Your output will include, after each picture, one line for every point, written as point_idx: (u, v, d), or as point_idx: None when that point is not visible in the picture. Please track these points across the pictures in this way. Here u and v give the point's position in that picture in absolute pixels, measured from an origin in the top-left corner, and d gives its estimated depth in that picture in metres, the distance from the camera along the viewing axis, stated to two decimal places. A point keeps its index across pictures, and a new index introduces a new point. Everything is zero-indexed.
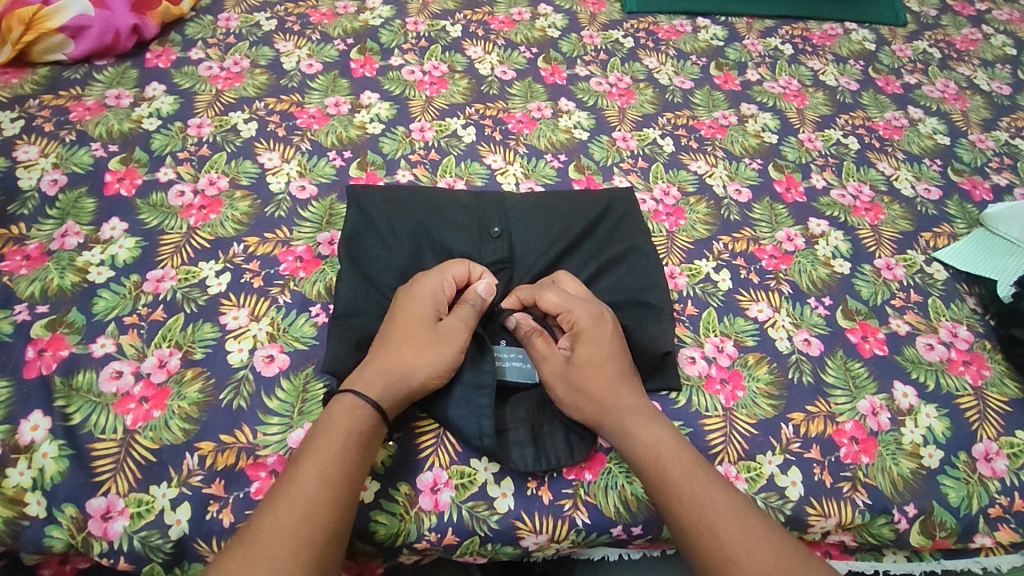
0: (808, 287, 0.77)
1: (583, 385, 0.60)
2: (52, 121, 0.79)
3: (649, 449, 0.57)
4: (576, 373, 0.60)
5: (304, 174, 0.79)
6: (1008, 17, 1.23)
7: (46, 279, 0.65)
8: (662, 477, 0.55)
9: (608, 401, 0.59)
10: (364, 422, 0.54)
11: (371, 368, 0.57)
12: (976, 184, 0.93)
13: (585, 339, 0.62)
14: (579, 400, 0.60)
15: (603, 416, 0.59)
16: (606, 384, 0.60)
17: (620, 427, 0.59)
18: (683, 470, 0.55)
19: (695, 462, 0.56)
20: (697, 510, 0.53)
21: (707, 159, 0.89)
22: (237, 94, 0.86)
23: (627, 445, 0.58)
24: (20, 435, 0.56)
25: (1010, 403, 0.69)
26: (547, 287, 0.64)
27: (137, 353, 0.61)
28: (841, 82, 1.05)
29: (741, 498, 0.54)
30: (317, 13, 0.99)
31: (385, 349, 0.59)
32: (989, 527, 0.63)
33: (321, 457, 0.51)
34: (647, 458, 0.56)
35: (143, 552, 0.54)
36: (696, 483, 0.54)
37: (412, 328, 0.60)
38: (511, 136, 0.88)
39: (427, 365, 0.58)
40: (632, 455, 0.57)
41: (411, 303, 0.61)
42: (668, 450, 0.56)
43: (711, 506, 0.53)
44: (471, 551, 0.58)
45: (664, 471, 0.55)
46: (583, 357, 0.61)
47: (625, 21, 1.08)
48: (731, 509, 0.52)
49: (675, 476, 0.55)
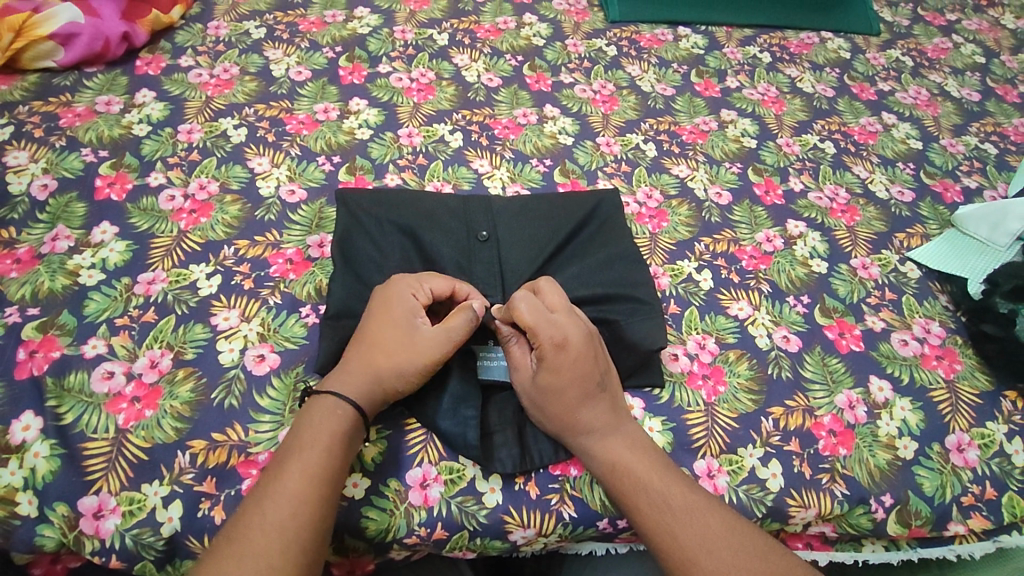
0: (787, 286, 0.79)
1: (546, 404, 0.59)
2: (42, 127, 0.80)
3: (609, 460, 0.58)
4: (539, 395, 0.59)
5: (293, 179, 0.80)
6: (977, 27, 1.28)
7: (37, 282, 0.66)
8: (618, 485, 0.57)
9: (569, 418, 0.59)
10: (341, 428, 0.55)
11: (348, 373, 0.58)
12: (947, 187, 0.96)
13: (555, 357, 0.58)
14: (542, 416, 0.60)
15: (566, 433, 0.59)
16: (567, 406, 0.59)
17: (582, 440, 0.59)
18: (641, 477, 0.57)
19: (652, 466, 0.58)
20: (655, 514, 0.55)
21: (688, 163, 0.92)
22: (227, 100, 0.88)
23: (588, 456, 0.59)
24: (12, 435, 0.56)
25: (981, 396, 0.72)
26: (517, 304, 0.59)
27: (128, 353, 0.62)
28: (818, 89, 1.08)
29: (698, 495, 0.56)
30: (306, 22, 1.00)
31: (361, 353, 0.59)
32: (962, 515, 0.65)
33: (306, 458, 0.52)
34: (606, 468, 0.58)
35: (134, 550, 0.54)
36: (652, 489, 0.56)
37: (388, 329, 0.60)
38: (498, 141, 0.90)
39: (402, 364, 0.58)
40: (591, 467, 0.59)
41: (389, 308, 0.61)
42: (628, 459, 0.58)
43: (665, 513, 0.55)
44: (459, 546, 0.59)
45: (623, 479, 0.57)
46: (545, 381, 0.59)
47: (608, 30, 1.11)
48: (687, 510, 0.55)
49: (633, 486, 0.57)
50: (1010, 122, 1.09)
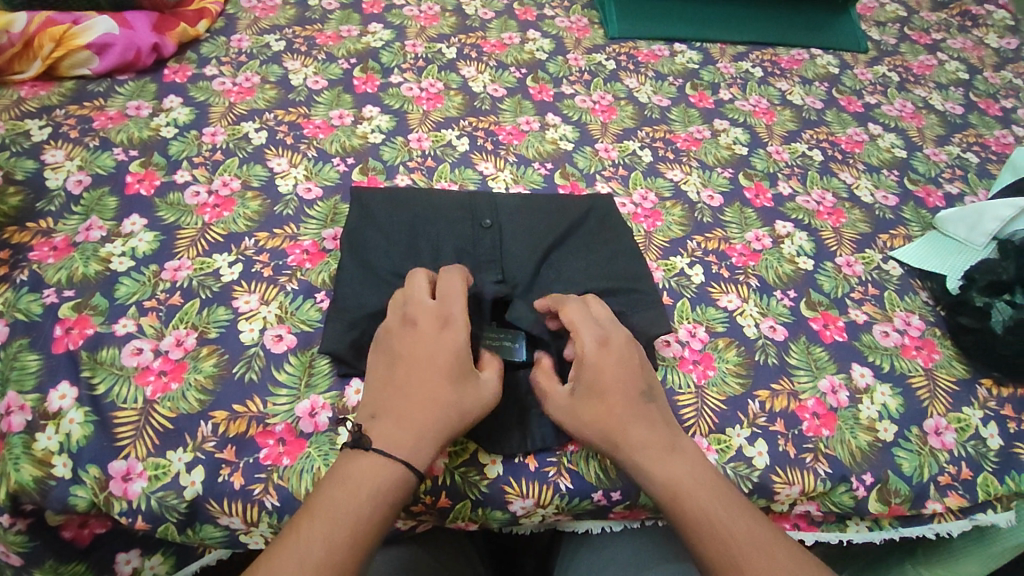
0: (775, 281, 0.84)
1: (589, 413, 0.60)
2: (77, 128, 0.86)
3: (667, 483, 0.58)
4: (581, 399, 0.61)
5: (310, 178, 0.86)
6: (961, 45, 1.33)
7: (72, 267, 0.71)
8: (680, 512, 0.56)
9: (618, 437, 0.59)
10: (392, 475, 0.54)
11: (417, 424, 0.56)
12: (930, 193, 1.01)
13: (583, 375, 0.61)
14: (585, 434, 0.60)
15: (611, 446, 0.59)
16: (613, 414, 0.60)
17: (636, 462, 0.59)
18: (702, 505, 0.56)
19: (716, 496, 0.57)
20: (721, 548, 0.54)
21: (682, 168, 0.97)
22: (248, 106, 0.94)
23: (644, 478, 0.59)
24: (49, 403, 0.61)
25: (957, 383, 0.76)
26: (568, 303, 0.65)
27: (155, 332, 0.67)
28: (807, 101, 1.14)
29: (764, 529, 0.56)
30: (323, 36, 1.07)
31: (414, 401, 0.57)
32: (939, 493, 0.69)
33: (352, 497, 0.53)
34: (666, 491, 0.57)
35: (159, 512, 0.58)
36: (715, 519, 0.55)
37: (436, 370, 0.58)
38: (502, 146, 0.95)
39: (468, 405, 0.58)
40: (650, 490, 0.58)
41: (421, 344, 0.60)
42: (687, 485, 0.57)
43: (728, 544, 0.54)
44: (462, 516, 0.63)
45: (683, 506, 0.56)
46: (587, 385, 0.61)
47: (608, 46, 1.17)
48: (755, 547, 0.54)
49: (694, 512, 0.56)
50: (992, 133, 1.14)
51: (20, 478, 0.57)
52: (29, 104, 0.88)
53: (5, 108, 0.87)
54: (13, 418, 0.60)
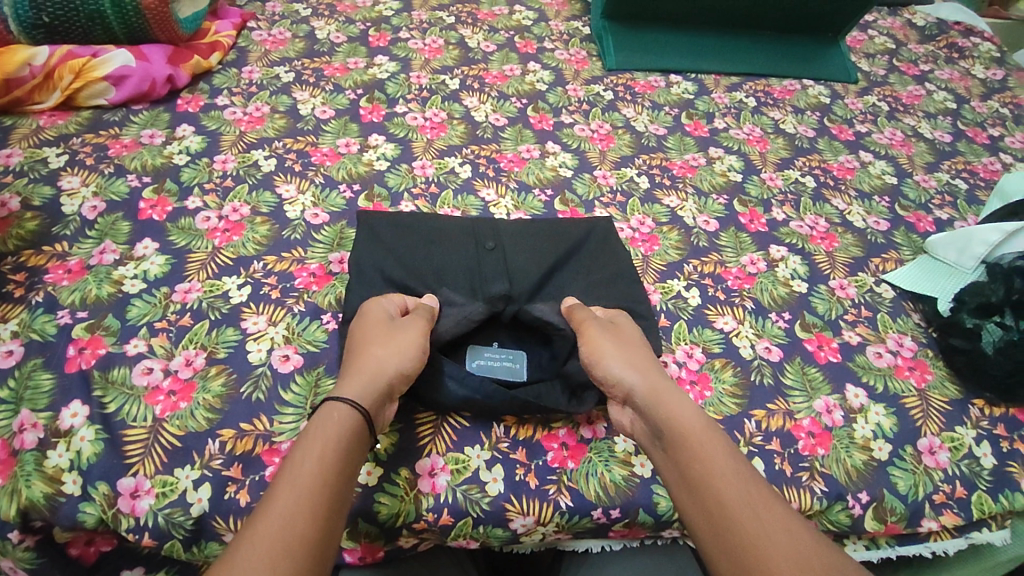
0: (769, 303, 0.85)
1: (630, 352, 0.66)
2: (93, 156, 0.89)
3: (685, 422, 0.58)
4: (622, 343, 0.67)
5: (317, 204, 0.88)
6: (948, 76, 1.38)
7: (86, 289, 0.73)
8: (699, 447, 0.56)
9: (649, 375, 0.63)
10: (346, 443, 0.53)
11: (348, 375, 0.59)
12: (921, 218, 1.03)
13: (618, 328, 0.70)
14: (612, 360, 0.64)
15: (647, 380, 0.63)
16: (648, 361, 0.66)
17: (659, 396, 0.61)
18: (723, 452, 0.56)
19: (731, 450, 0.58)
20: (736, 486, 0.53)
21: (678, 195, 1.00)
22: (258, 135, 0.97)
23: (662, 416, 0.60)
24: (61, 421, 0.62)
25: (950, 403, 0.78)
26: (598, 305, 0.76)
27: (166, 353, 0.69)
28: (799, 130, 1.17)
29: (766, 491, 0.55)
30: (331, 68, 1.11)
31: (357, 359, 0.62)
32: (935, 513, 0.70)
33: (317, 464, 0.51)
34: (688, 431, 0.58)
35: (165, 529, 0.59)
36: (731, 469, 0.55)
37: (370, 336, 0.64)
38: (503, 173, 0.98)
39: (399, 352, 0.62)
40: (673, 422, 0.59)
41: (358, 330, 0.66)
42: (707, 433, 0.57)
43: (741, 493, 0.52)
44: (464, 534, 0.64)
45: (703, 448, 0.56)
46: (626, 338, 0.68)
47: (606, 77, 1.21)
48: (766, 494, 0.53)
49: (710, 457, 0.55)
50: (980, 161, 1.17)
51: (31, 494, 0.59)
52: (48, 133, 0.91)
53: (24, 136, 0.90)
54: (26, 435, 0.61)
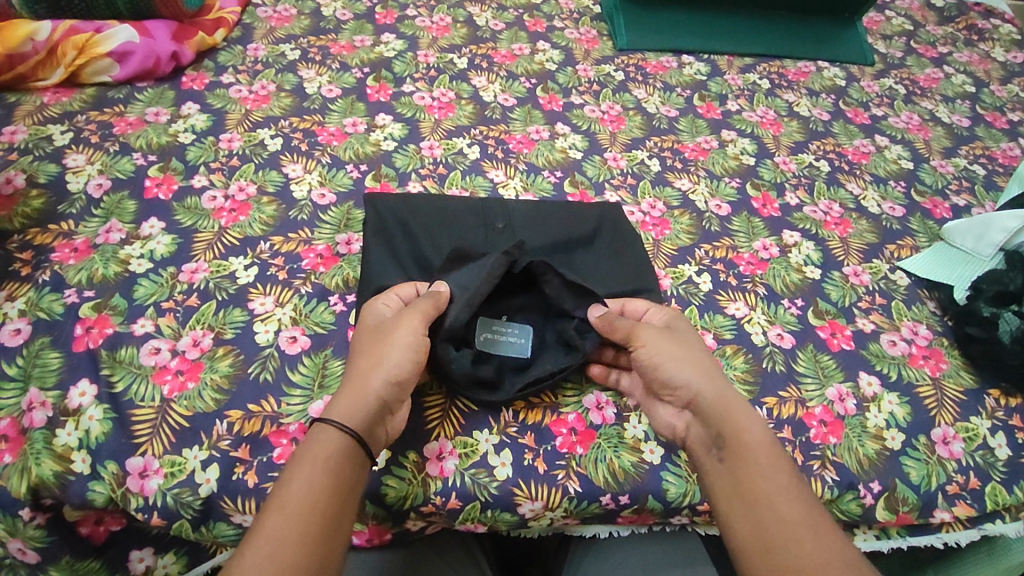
0: (782, 289, 0.84)
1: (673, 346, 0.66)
2: (98, 133, 0.88)
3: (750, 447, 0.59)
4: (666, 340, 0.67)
5: (324, 184, 0.87)
6: (967, 59, 1.34)
7: (92, 268, 0.73)
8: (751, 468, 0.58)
9: (710, 384, 0.64)
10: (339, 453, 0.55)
11: (343, 394, 0.59)
12: (937, 205, 1.01)
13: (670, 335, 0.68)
14: (676, 367, 0.64)
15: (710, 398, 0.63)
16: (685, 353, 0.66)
17: (726, 410, 0.62)
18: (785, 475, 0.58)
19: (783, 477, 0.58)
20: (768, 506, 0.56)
21: (690, 178, 0.98)
22: (264, 113, 0.95)
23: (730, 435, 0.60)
24: (69, 400, 0.62)
25: (964, 392, 0.77)
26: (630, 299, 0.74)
27: (173, 333, 0.68)
28: (814, 113, 1.15)
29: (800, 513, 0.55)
30: (337, 46, 1.09)
31: (352, 369, 0.62)
32: (947, 502, 0.70)
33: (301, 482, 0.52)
34: (752, 451, 0.59)
35: (174, 508, 0.59)
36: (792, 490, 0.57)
37: (366, 344, 0.63)
38: (512, 154, 0.97)
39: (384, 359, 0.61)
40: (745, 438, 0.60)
41: (358, 337, 0.65)
42: (770, 453, 0.59)
43: (794, 516, 0.55)
44: (471, 518, 0.64)
45: (768, 471, 0.58)
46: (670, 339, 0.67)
47: (617, 57, 1.19)
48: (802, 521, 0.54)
49: (769, 479, 0.57)
50: (998, 146, 1.15)
51: (41, 472, 0.59)
52: (52, 109, 0.90)
53: (28, 113, 0.89)
54: (35, 414, 0.61)
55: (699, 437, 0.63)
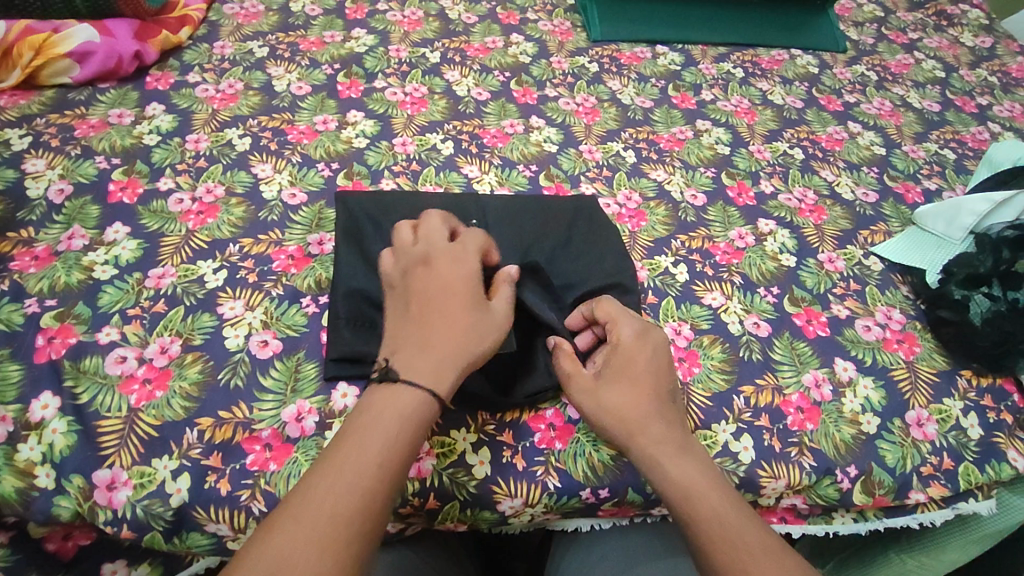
0: (757, 278, 0.85)
1: (618, 370, 0.62)
2: (58, 137, 0.85)
3: (680, 488, 0.56)
4: (614, 366, 0.63)
5: (295, 183, 0.86)
6: (937, 44, 1.36)
7: (55, 276, 0.71)
8: (689, 511, 0.55)
9: (635, 428, 0.59)
10: (417, 417, 0.53)
11: (433, 355, 0.56)
12: (909, 189, 1.03)
13: (613, 364, 0.63)
14: (611, 417, 0.60)
15: (633, 440, 0.59)
16: (631, 389, 0.61)
17: (649, 454, 0.58)
18: (714, 509, 0.54)
19: (722, 505, 0.55)
20: (707, 535, 0.53)
21: (666, 169, 0.98)
22: (232, 113, 0.93)
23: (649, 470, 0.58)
24: (32, 413, 0.61)
25: (938, 374, 0.78)
26: (602, 301, 0.67)
27: (140, 340, 0.67)
28: (787, 101, 1.15)
29: (741, 532, 0.53)
30: (306, 42, 1.07)
31: (443, 335, 0.57)
32: (922, 484, 0.71)
33: (384, 425, 0.51)
34: (678, 496, 0.56)
35: (145, 520, 0.58)
36: (729, 522, 0.53)
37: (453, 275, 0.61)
38: (487, 149, 0.96)
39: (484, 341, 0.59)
40: (663, 491, 0.57)
41: (443, 298, 0.59)
42: (704, 482, 0.57)
43: (735, 549, 0.52)
44: (452, 517, 0.63)
45: (698, 509, 0.55)
46: (616, 370, 0.62)
47: (591, 49, 1.18)
48: (747, 545, 0.52)
49: (705, 519, 0.54)
50: (968, 130, 1.16)
51: (3, 488, 0.57)
52: (9, 113, 0.87)
53: None
54: None
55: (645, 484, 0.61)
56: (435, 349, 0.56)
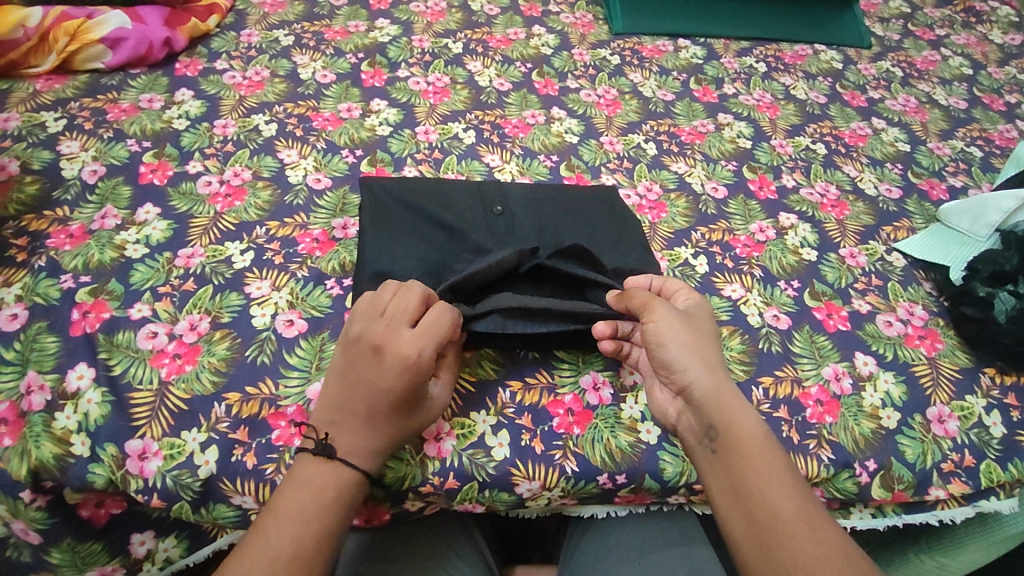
0: (778, 271, 0.85)
1: (694, 323, 0.64)
2: (91, 120, 0.87)
3: (748, 439, 0.56)
4: (692, 320, 0.65)
5: (320, 169, 0.87)
6: (965, 41, 1.34)
7: (88, 254, 0.72)
8: (759, 458, 0.55)
9: (715, 369, 0.61)
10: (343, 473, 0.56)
11: (363, 444, 0.57)
12: (933, 186, 1.02)
13: (691, 318, 0.65)
14: (695, 353, 0.61)
15: (710, 380, 0.60)
16: (708, 343, 0.63)
17: (725, 399, 0.59)
18: (778, 464, 0.56)
19: (786, 465, 0.56)
20: (772, 487, 0.54)
21: (686, 161, 0.98)
22: (259, 99, 0.95)
23: (723, 414, 0.58)
24: (67, 383, 0.63)
25: (960, 371, 0.77)
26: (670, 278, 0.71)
27: (170, 317, 0.69)
28: (811, 96, 1.14)
29: (804, 496, 0.54)
30: (331, 31, 1.08)
31: (367, 433, 0.57)
32: (942, 480, 0.70)
33: (310, 500, 0.54)
34: (750, 442, 0.56)
35: (174, 490, 0.60)
36: (794, 482, 0.55)
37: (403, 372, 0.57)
38: (508, 139, 0.97)
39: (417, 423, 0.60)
40: (734, 432, 0.57)
41: (380, 395, 0.56)
42: (769, 442, 0.57)
43: (793, 506, 0.53)
44: (470, 498, 0.64)
45: (769, 460, 0.55)
46: (694, 323, 0.64)
47: (613, 41, 1.18)
48: (809, 512, 0.53)
49: (768, 469, 0.55)
50: (995, 128, 1.14)
51: (41, 455, 0.59)
52: (45, 96, 0.89)
53: (21, 100, 0.88)
54: (33, 398, 0.61)
55: (691, 426, 0.60)
56: (368, 437, 0.57)
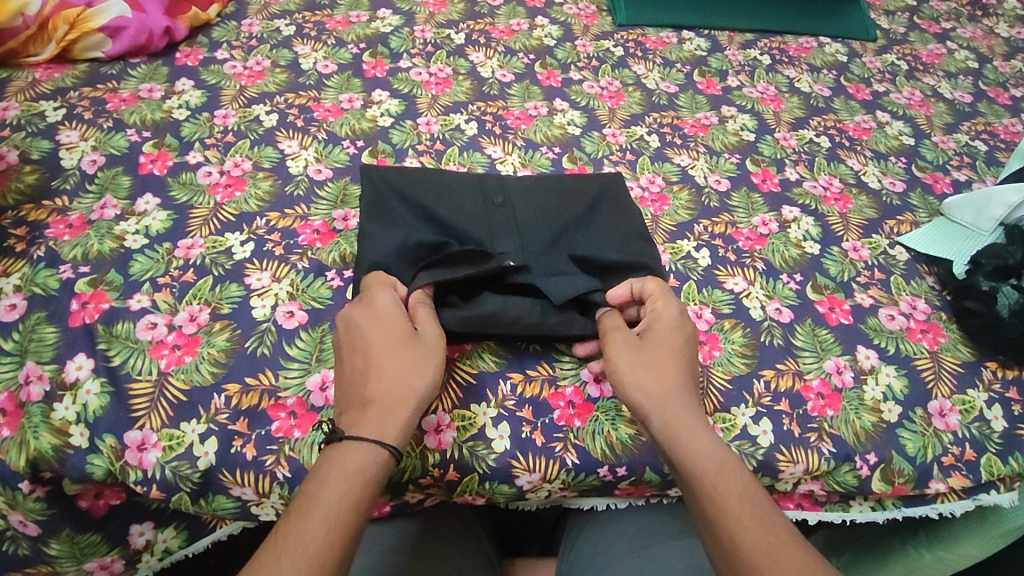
0: (780, 265, 0.84)
1: (652, 341, 0.63)
2: (91, 110, 0.87)
3: (704, 469, 0.55)
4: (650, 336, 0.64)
5: (320, 160, 0.86)
6: (971, 34, 1.33)
7: (87, 244, 0.72)
8: (719, 487, 0.54)
9: (668, 394, 0.59)
10: (372, 462, 0.52)
11: (367, 413, 0.55)
12: (938, 179, 1.01)
13: (649, 339, 0.63)
14: (642, 382, 0.60)
15: (661, 407, 0.58)
16: (667, 362, 0.61)
17: (678, 430, 0.57)
18: (742, 487, 0.54)
19: (751, 491, 0.53)
20: (732, 518, 0.52)
21: (690, 154, 0.97)
22: (260, 89, 0.94)
23: (677, 445, 0.57)
24: (66, 374, 0.62)
25: (962, 365, 0.77)
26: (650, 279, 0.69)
27: (169, 308, 0.68)
28: (815, 89, 1.13)
29: (769, 525, 0.51)
30: (332, 21, 1.07)
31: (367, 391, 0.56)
32: (942, 474, 0.70)
33: (338, 492, 0.50)
34: (708, 472, 0.55)
35: (173, 481, 0.60)
36: (758, 509, 0.52)
37: (408, 359, 0.58)
38: (510, 130, 0.96)
39: (427, 372, 0.58)
40: (690, 463, 0.55)
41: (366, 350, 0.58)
42: (732, 468, 0.55)
43: (755, 538, 0.50)
44: (470, 490, 0.64)
45: (728, 489, 0.53)
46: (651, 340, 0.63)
47: (616, 33, 1.17)
48: (774, 542, 0.50)
49: (726, 501, 0.53)
50: (1001, 122, 1.13)
51: (40, 444, 0.59)
52: (44, 85, 0.89)
53: (20, 89, 0.88)
54: (32, 388, 0.61)
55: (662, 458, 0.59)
56: (368, 406, 0.55)
